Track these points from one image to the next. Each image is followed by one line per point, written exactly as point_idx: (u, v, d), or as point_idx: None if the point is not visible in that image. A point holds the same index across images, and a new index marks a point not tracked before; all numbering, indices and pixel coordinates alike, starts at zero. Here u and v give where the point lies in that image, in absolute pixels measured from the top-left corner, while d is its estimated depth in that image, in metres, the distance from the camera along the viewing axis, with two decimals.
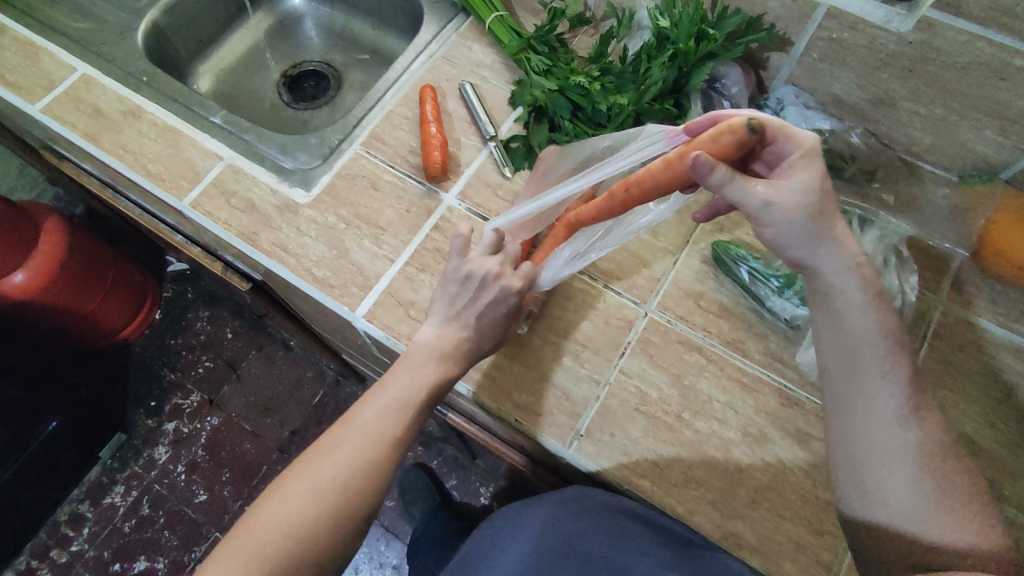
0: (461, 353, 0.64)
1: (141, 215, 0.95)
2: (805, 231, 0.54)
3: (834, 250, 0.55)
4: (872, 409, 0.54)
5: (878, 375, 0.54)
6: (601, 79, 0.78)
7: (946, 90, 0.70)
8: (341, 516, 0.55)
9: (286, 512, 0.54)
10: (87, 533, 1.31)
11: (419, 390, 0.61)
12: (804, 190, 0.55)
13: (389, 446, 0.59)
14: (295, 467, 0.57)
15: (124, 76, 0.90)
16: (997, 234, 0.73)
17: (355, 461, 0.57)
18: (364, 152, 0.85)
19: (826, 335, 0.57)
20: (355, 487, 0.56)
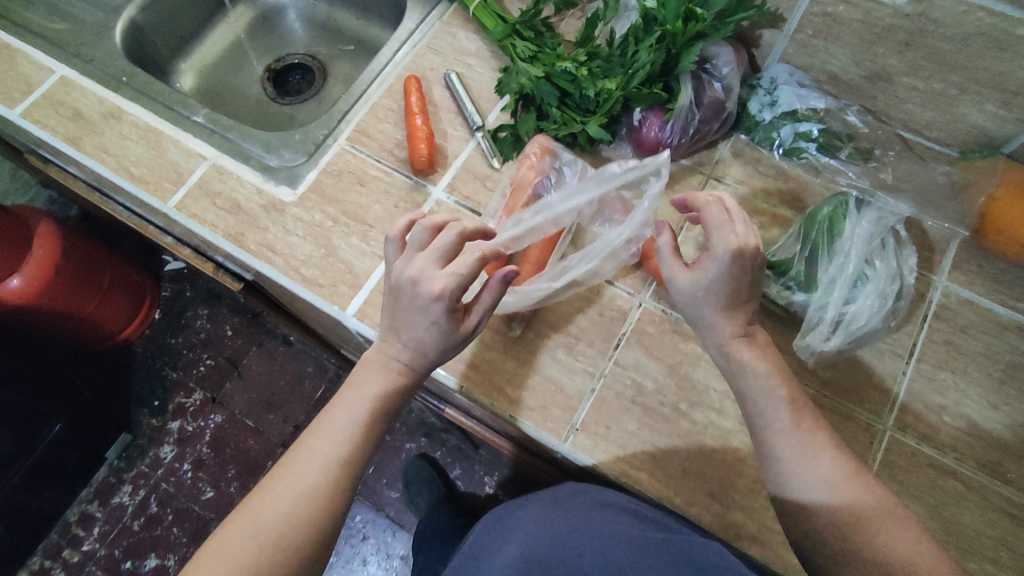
0: (408, 371, 0.61)
1: (129, 217, 0.93)
2: (695, 315, 0.60)
3: (715, 329, 0.59)
4: (793, 452, 0.56)
5: (786, 420, 0.56)
6: (589, 63, 0.76)
7: (945, 63, 0.68)
8: (285, 550, 0.54)
9: (226, 552, 0.54)
10: (97, 532, 1.32)
11: (360, 412, 0.60)
12: (726, 276, 0.57)
13: (337, 471, 0.58)
14: (239, 507, 0.57)
15: (102, 77, 0.88)
16: (996, 211, 0.71)
17: (297, 491, 0.56)
18: (350, 147, 0.83)
19: (740, 396, 0.59)
20: (299, 516, 0.55)
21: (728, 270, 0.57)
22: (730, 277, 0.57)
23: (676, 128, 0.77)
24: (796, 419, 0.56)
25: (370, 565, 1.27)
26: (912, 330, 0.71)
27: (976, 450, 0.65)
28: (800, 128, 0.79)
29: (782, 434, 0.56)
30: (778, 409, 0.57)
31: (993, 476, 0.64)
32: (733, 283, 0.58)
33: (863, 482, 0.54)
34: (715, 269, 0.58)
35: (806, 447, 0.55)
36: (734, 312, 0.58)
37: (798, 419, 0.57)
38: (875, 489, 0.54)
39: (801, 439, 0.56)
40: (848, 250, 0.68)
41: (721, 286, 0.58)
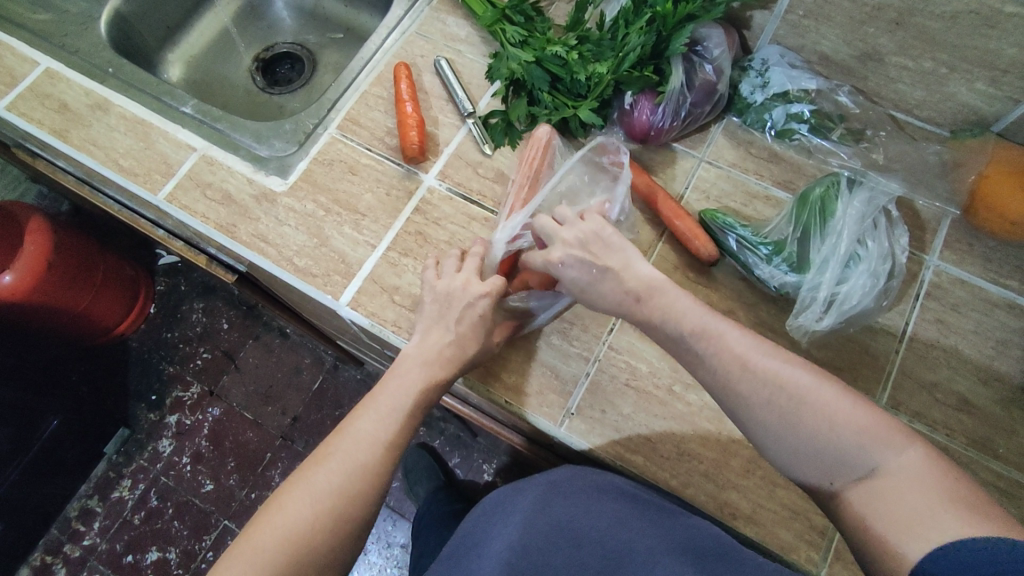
0: (445, 363, 0.64)
1: (120, 210, 0.93)
2: (590, 290, 0.63)
3: (607, 295, 0.62)
4: (754, 420, 0.54)
5: (735, 387, 0.54)
6: (579, 47, 0.75)
7: (935, 41, 0.67)
8: (338, 519, 0.55)
9: (283, 520, 0.54)
10: (98, 527, 1.32)
11: (408, 395, 0.62)
12: (578, 268, 0.62)
13: (384, 453, 0.59)
14: (291, 479, 0.58)
15: (88, 69, 0.87)
16: (988, 188, 0.71)
17: (349, 466, 0.58)
18: (340, 136, 0.83)
19: (695, 373, 0.58)
20: (352, 489, 0.57)
21: (574, 275, 0.63)
22: (579, 277, 0.62)
23: (668, 111, 0.77)
24: (746, 384, 0.54)
25: (371, 553, 1.28)
26: (904, 310, 0.71)
27: (967, 427, 0.66)
28: (792, 109, 0.79)
29: (737, 404, 0.55)
30: (726, 373, 0.55)
31: (983, 452, 0.65)
32: (581, 268, 0.62)
33: (842, 427, 0.50)
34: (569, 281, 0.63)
35: (767, 412, 0.53)
36: (609, 275, 0.62)
37: (746, 385, 0.54)
38: (857, 433, 0.50)
39: (760, 405, 0.53)
40: (841, 230, 0.68)
41: (586, 283, 0.63)
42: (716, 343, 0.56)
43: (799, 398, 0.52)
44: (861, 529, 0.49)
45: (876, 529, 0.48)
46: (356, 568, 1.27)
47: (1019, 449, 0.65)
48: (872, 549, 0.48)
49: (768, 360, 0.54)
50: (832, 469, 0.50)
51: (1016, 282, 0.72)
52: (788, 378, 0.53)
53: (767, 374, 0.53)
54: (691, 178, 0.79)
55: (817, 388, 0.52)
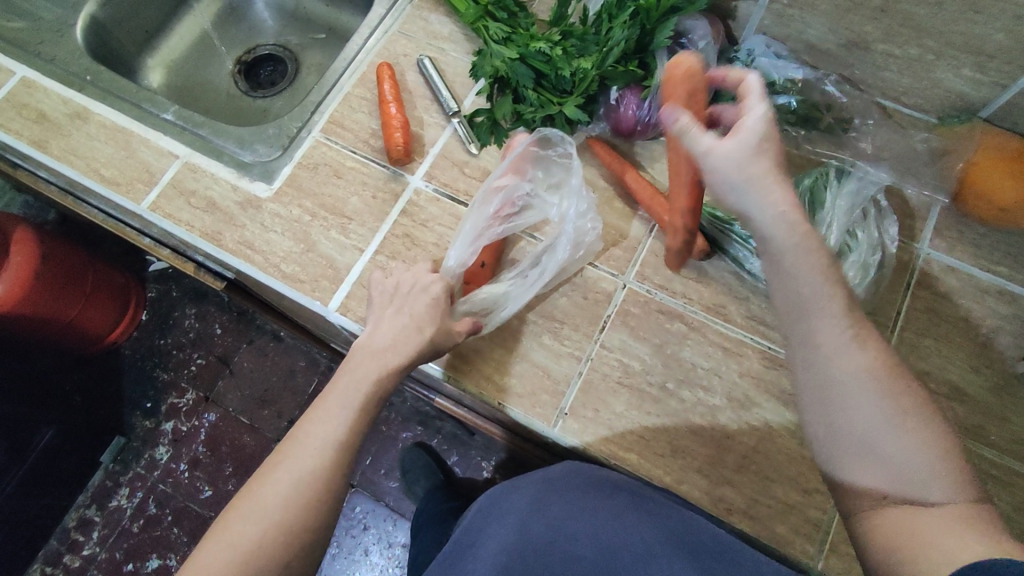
0: (397, 361, 0.61)
1: (105, 219, 0.91)
2: (743, 177, 0.52)
3: (766, 199, 0.52)
4: (846, 409, 0.50)
5: (853, 375, 0.50)
6: (563, 43, 0.75)
7: (921, 28, 0.67)
8: (287, 534, 0.52)
9: (228, 541, 0.51)
10: (97, 536, 1.31)
11: (358, 392, 0.59)
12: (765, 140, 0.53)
13: (337, 454, 0.56)
14: (239, 493, 0.55)
15: (66, 77, 0.86)
16: (976, 175, 0.71)
17: (296, 475, 0.54)
18: (324, 139, 0.82)
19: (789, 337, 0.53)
20: (301, 500, 0.53)
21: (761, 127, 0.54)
22: (772, 130, 0.54)
23: (654, 106, 0.76)
24: (861, 374, 0.50)
25: (372, 554, 1.27)
26: (896, 300, 0.71)
27: (960, 414, 0.66)
28: (779, 100, 0.78)
29: (837, 387, 0.50)
30: (847, 359, 0.50)
31: (976, 440, 0.65)
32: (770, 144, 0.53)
33: (922, 450, 0.49)
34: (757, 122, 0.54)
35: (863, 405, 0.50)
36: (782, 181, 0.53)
37: (848, 376, 0.50)
38: (924, 455, 0.48)
39: (867, 399, 0.49)
40: (830, 222, 0.68)
41: (749, 172, 0.52)
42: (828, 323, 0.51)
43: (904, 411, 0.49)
44: (890, 540, 0.48)
45: (917, 545, 0.47)
46: (357, 569, 1.27)
47: (1012, 436, 0.65)
48: (899, 559, 0.48)
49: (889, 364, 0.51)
50: (890, 477, 0.49)
51: (1007, 268, 0.72)
52: (899, 390, 0.50)
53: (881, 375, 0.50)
54: None
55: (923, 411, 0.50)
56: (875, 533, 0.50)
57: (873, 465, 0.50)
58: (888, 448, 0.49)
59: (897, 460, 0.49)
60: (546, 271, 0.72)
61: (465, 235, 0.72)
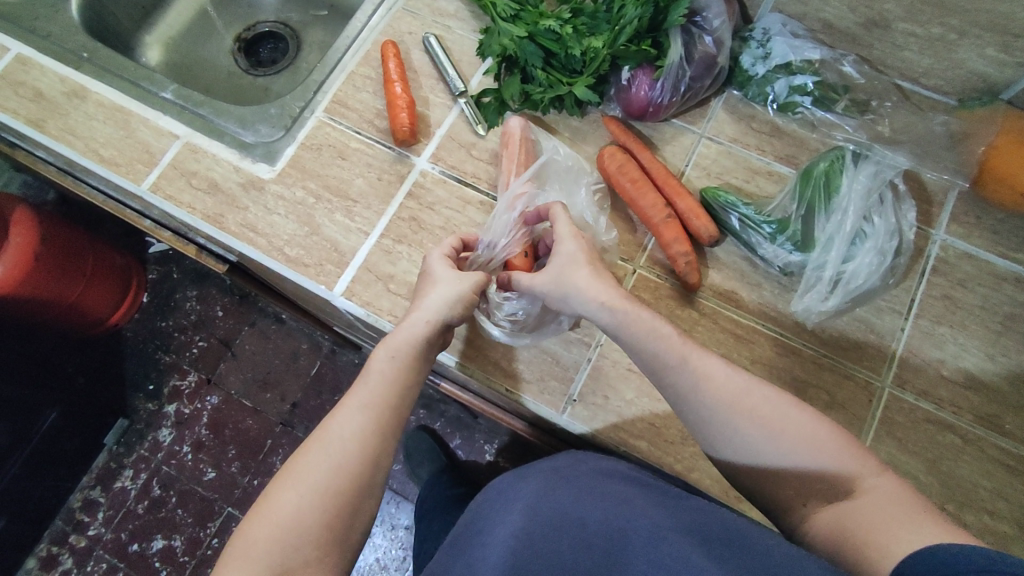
0: (414, 351, 0.58)
1: (105, 201, 0.89)
2: (562, 288, 0.60)
3: (585, 295, 0.59)
4: (730, 438, 0.52)
5: (713, 407, 0.53)
6: (574, 20, 0.71)
7: (944, 6, 0.65)
8: (338, 500, 0.50)
9: (279, 510, 0.49)
10: (103, 517, 1.32)
11: (368, 388, 0.56)
12: (570, 253, 0.61)
13: (380, 418, 0.55)
14: (279, 472, 0.52)
15: (62, 54, 0.84)
16: (997, 158, 0.69)
17: (345, 440, 0.52)
18: (328, 119, 0.80)
19: (661, 391, 0.57)
20: (353, 462, 0.52)
21: (575, 245, 0.62)
22: (580, 246, 0.62)
23: (666, 86, 0.74)
24: (722, 408, 0.53)
25: (375, 536, 1.28)
26: (910, 286, 0.70)
27: (973, 403, 0.65)
28: (794, 81, 0.76)
29: (710, 420, 0.53)
30: (704, 396, 0.54)
31: (990, 429, 0.64)
32: (583, 254, 0.61)
33: (818, 450, 0.50)
34: (567, 246, 0.62)
35: (744, 427, 0.52)
36: (602, 277, 0.60)
37: (721, 405, 0.53)
38: (824, 454, 0.50)
39: (733, 424, 0.52)
40: (846, 207, 0.67)
41: (567, 283, 0.60)
42: (690, 363, 0.55)
43: (777, 421, 0.52)
44: (837, 549, 0.48)
45: (860, 544, 0.46)
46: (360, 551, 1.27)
47: None
48: (846, 564, 0.47)
49: (743, 384, 0.54)
50: (803, 486, 0.50)
51: None
52: (759, 400, 0.53)
53: (741, 393, 0.53)
54: (692, 155, 0.77)
55: (788, 415, 0.52)
56: (816, 543, 0.50)
57: (781, 480, 0.51)
58: (786, 457, 0.51)
59: (800, 467, 0.50)
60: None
61: (494, 241, 0.69)
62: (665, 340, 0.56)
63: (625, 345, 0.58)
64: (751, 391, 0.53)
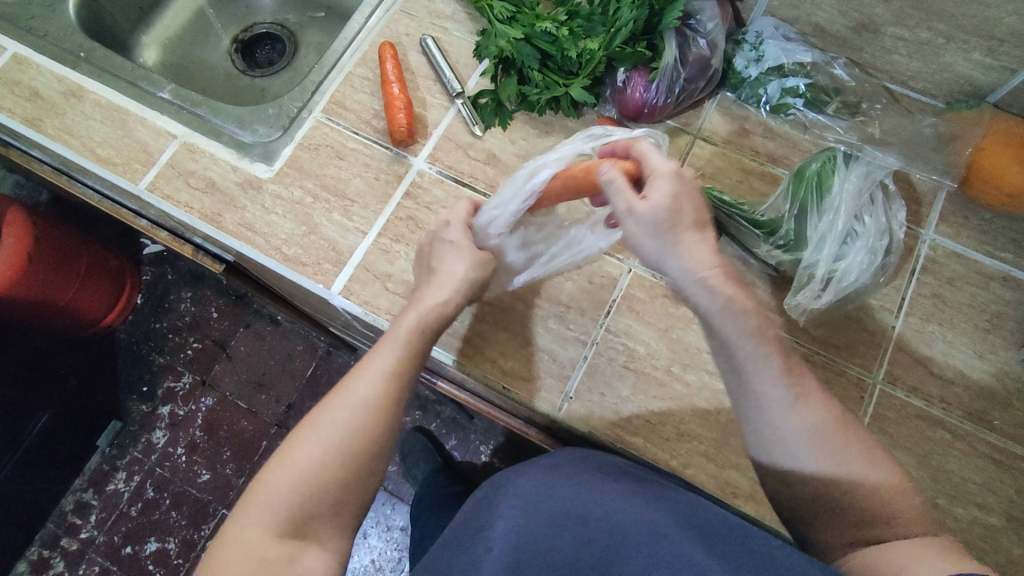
0: (437, 322, 0.60)
1: (101, 200, 0.89)
2: (654, 244, 0.57)
3: (682, 262, 0.56)
4: (804, 459, 0.53)
5: (796, 430, 0.53)
6: (569, 23, 0.73)
7: (932, 11, 0.66)
8: (351, 462, 0.53)
9: (296, 465, 0.52)
10: (95, 520, 1.31)
11: (389, 359, 0.56)
12: (662, 192, 0.56)
13: (397, 385, 0.56)
14: (298, 426, 0.54)
15: (59, 54, 0.84)
16: (985, 160, 0.71)
17: (362, 405, 0.54)
18: (326, 119, 0.81)
19: (733, 394, 0.56)
20: (368, 426, 0.54)
21: (674, 187, 0.57)
22: (678, 193, 0.57)
23: (661, 88, 0.75)
24: (802, 438, 0.53)
25: (371, 537, 1.28)
26: (900, 285, 0.71)
27: (962, 399, 0.67)
28: (787, 83, 0.77)
29: (790, 440, 0.53)
30: (792, 419, 0.53)
31: (979, 425, 0.66)
32: (680, 200, 0.57)
33: (884, 495, 0.52)
34: (661, 190, 0.56)
35: (818, 457, 0.53)
36: (702, 238, 0.57)
37: (804, 432, 0.53)
38: (891, 501, 0.52)
39: (811, 451, 0.53)
40: (838, 206, 0.68)
41: (664, 244, 0.57)
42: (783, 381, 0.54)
43: (849, 458, 0.53)
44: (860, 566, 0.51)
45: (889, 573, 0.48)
46: (356, 552, 1.27)
47: (1015, 421, 0.66)
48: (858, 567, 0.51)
49: (829, 416, 0.54)
50: (857, 525, 0.53)
51: (1011, 254, 0.72)
52: (839, 436, 0.53)
53: (827, 426, 0.53)
54: (686, 157, 0.78)
55: (864, 455, 0.53)
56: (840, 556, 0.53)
57: (835, 516, 0.53)
58: (853, 494, 0.53)
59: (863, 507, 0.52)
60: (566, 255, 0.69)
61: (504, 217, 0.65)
62: (764, 355, 0.54)
63: (716, 331, 0.56)
64: (835, 426, 0.54)
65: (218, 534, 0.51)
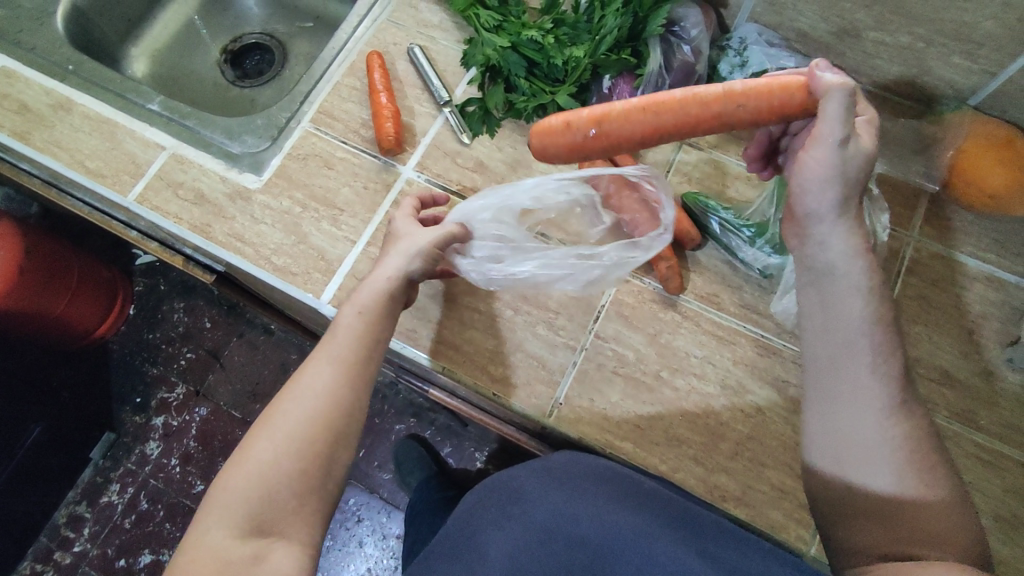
0: (384, 302, 0.58)
1: (90, 213, 0.89)
2: (831, 187, 0.52)
3: (846, 229, 0.53)
4: (869, 459, 0.50)
5: (881, 432, 0.50)
6: (555, 31, 0.74)
7: (912, 16, 0.67)
8: (314, 452, 0.50)
9: (257, 462, 0.49)
10: (89, 533, 1.30)
11: (345, 340, 0.55)
12: (868, 137, 0.54)
13: (354, 367, 0.54)
14: (254, 425, 0.52)
15: (47, 67, 0.84)
16: (967, 161, 0.71)
17: (320, 391, 0.52)
18: (314, 129, 0.81)
19: (815, 374, 0.53)
20: (329, 413, 0.51)
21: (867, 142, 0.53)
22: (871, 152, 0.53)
23: (646, 94, 0.76)
24: (884, 443, 0.49)
25: (366, 546, 1.27)
26: (886, 287, 0.72)
27: (949, 399, 0.67)
28: None
29: (868, 438, 0.50)
30: (883, 423, 0.50)
31: (966, 424, 0.66)
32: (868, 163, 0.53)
33: (941, 527, 0.48)
34: (865, 141, 0.53)
35: (887, 464, 0.49)
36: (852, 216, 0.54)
37: (884, 436, 0.49)
38: (945, 531, 0.48)
39: (886, 454, 0.49)
40: None
41: (835, 200, 0.53)
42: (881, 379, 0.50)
43: (922, 483, 0.49)
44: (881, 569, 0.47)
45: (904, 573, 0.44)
46: (351, 561, 1.26)
47: (1001, 421, 0.66)
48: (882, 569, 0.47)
49: (920, 438, 0.50)
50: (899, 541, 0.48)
51: (994, 254, 0.73)
52: (920, 459, 0.49)
53: (911, 445, 0.49)
54: (672, 163, 0.78)
55: (913, 464, 0.49)
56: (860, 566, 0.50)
57: (876, 526, 0.49)
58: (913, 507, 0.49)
59: (914, 524, 0.48)
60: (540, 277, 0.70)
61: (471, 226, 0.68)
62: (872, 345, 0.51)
63: (833, 304, 0.52)
64: (923, 450, 0.50)
65: (180, 545, 0.48)
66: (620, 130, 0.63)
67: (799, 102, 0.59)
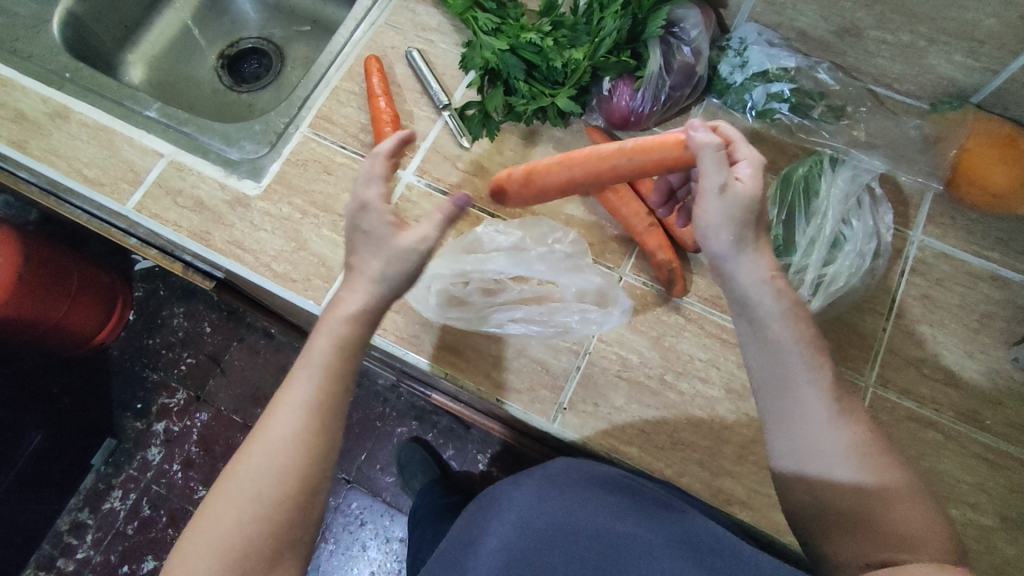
0: (351, 344, 0.53)
1: (89, 221, 0.88)
2: (724, 232, 0.53)
3: (754, 261, 0.53)
4: (825, 468, 0.51)
5: (834, 441, 0.51)
6: (554, 33, 0.73)
7: (914, 15, 0.66)
8: (283, 507, 0.48)
9: (221, 525, 0.47)
10: (91, 540, 1.30)
11: (307, 388, 0.51)
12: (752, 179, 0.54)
13: (320, 417, 0.50)
14: (219, 479, 0.49)
15: (44, 75, 0.83)
16: (969, 162, 0.72)
17: (287, 447, 0.49)
18: (313, 134, 0.80)
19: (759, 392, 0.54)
20: (298, 464, 0.49)
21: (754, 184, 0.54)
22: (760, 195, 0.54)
23: (647, 96, 0.76)
24: (836, 450, 0.50)
25: (369, 549, 1.27)
26: (890, 287, 0.71)
27: (954, 400, 0.67)
28: (772, 89, 0.78)
29: (823, 449, 0.51)
30: (834, 431, 0.51)
31: (971, 424, 0.66)
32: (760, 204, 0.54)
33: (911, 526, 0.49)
34: (749, 182, 0.53)
35: (844, 467, 0.50)
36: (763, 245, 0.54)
37: (833, 440, 0.51)
38: (918, 530, 0.48)
39: (840, 457, 0.50)
40: (825, 210, 0.69)
41: (737, 243, 0.53)
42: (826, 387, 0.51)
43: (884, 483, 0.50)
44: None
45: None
46: (355, 565, 1.26)
47: (1006, 421, 0.66)
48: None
49: (869, 435, 0.51)
50: (875, 548, 0.48)
51: (998, 253, 0.72)
52: (875, 456, 0.50)
53: (863, 446, 0.51)
54: None
55: (867, 455, 0.50)
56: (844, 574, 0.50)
57: (850, 536, 0.50)
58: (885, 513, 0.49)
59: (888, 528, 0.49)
60: (525, 325, 0.69)
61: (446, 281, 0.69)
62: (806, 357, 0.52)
63: (761, 331, 0.53)
64: (877, 446, 0.51)
65: None
66: (546, 176, 0.70)
67: (675, 157, 0.61)
